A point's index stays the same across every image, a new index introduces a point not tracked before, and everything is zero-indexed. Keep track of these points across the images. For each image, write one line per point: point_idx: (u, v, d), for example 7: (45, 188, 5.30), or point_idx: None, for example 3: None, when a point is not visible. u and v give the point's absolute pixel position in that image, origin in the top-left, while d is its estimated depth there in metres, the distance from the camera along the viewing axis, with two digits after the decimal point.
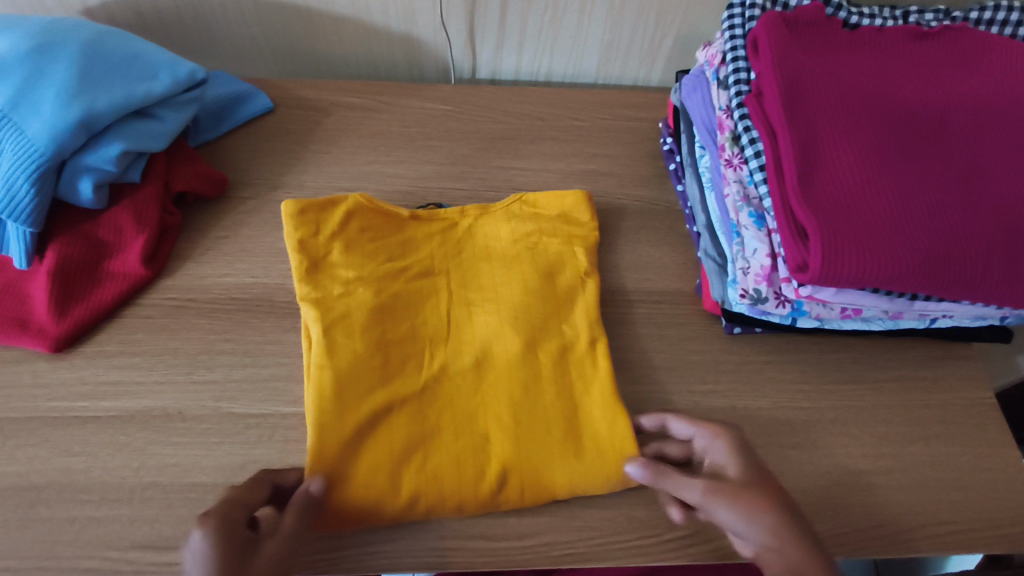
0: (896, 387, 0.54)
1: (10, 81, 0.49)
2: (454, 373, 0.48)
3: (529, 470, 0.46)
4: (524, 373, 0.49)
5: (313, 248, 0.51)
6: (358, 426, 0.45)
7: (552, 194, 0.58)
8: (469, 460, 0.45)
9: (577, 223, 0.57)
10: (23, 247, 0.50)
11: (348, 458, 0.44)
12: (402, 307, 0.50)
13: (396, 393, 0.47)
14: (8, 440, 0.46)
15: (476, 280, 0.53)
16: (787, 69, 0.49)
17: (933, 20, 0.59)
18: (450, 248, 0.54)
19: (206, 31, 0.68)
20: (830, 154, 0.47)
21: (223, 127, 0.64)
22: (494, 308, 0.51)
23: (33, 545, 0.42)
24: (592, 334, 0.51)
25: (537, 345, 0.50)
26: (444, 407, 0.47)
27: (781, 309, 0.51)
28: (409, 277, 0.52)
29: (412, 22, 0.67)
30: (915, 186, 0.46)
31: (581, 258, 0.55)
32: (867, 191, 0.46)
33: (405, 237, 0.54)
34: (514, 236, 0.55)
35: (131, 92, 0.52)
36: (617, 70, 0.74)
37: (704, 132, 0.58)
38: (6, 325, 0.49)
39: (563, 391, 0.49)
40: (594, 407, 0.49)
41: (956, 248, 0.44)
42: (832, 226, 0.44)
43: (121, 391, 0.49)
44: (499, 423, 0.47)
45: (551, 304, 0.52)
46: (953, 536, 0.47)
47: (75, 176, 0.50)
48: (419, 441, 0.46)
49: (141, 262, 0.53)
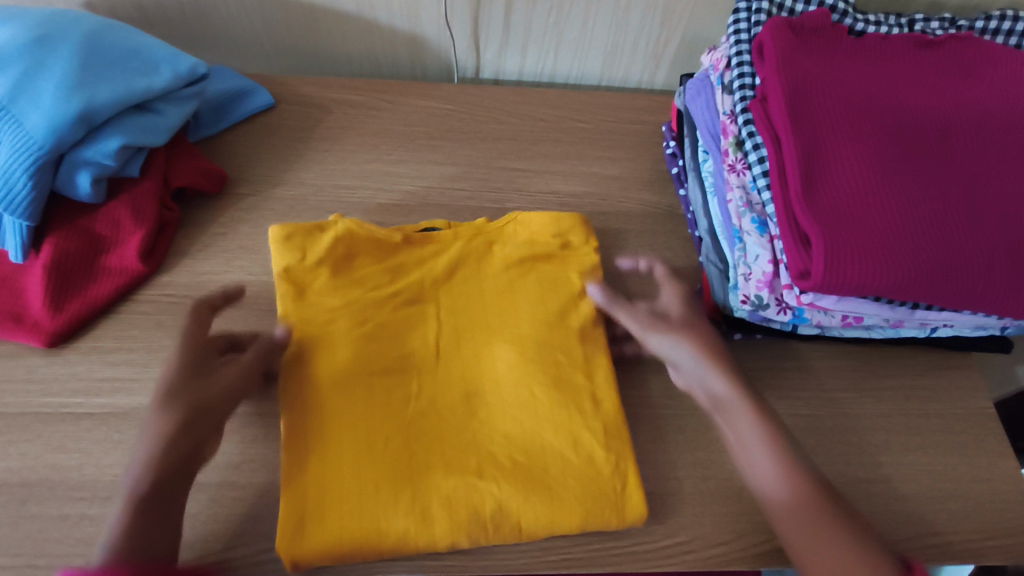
0: (896, 396, 0.54)
1: (9, 73, 0.48)
2: (443, 404, 0.47)
3: (524, 508, 0.44)
4: (519, 400, 0.48)
5: (299, 276, 0.51)
6: (344, 459, 0.44)
7: (548, 216, 0.56)
8: (461, 498, 0.44)
9: (573, 246, 0.56)
10: (20, 240, 0.50)
11: (338, 481, 0.43)
12: (389, 335, 0.50)
13: (384, 425, 0.46)
14: (0, 436, 0.45)
15: (467, 306, 0.52)
16: (788, 93, 0.49)
17: (938, 29, 0.59)
18: (441, 272, 0.53)
19: (208, 26, 0.67)
20: (833, 181, 0.46)
21: (223, 123, 0.63)
22: (485, 336, 0.51)
23: (23, 543, 0.42)
24: (587, 365, 0.50)
25: (530, 372, 0.49)
26: (434, 441, 0.46)
27: (781, 315, 0.51)
28: (398, 304, 0.51)
29: (416, 21, 0.67)
30: (921, 210, 0.45)
31: (575, 285, 0.54)
32: (872, 220, 0.45)
33: (396, 263, 0.53)
34: (507, 262, 0.54)
35: (132, 86, 0.52)
36: (621, 73, 0.74)
37: (708, 137, 0.58)
38: (1, 319, 0.49)
39: (559, 424, 0.47)
40: (590, 442, 0.47)
41: (958, 273, 0.44)
42: (838, 256, 0.43)
43: (117, 387, 0.48)
44: (490, 457, 0.46)
45: (546, 332, 0.51)
46: (951, 547, 0.47)
47: (74, 170, 0.50)
48: (407, 474, 0.44)
49: (139, 257, 0.52)
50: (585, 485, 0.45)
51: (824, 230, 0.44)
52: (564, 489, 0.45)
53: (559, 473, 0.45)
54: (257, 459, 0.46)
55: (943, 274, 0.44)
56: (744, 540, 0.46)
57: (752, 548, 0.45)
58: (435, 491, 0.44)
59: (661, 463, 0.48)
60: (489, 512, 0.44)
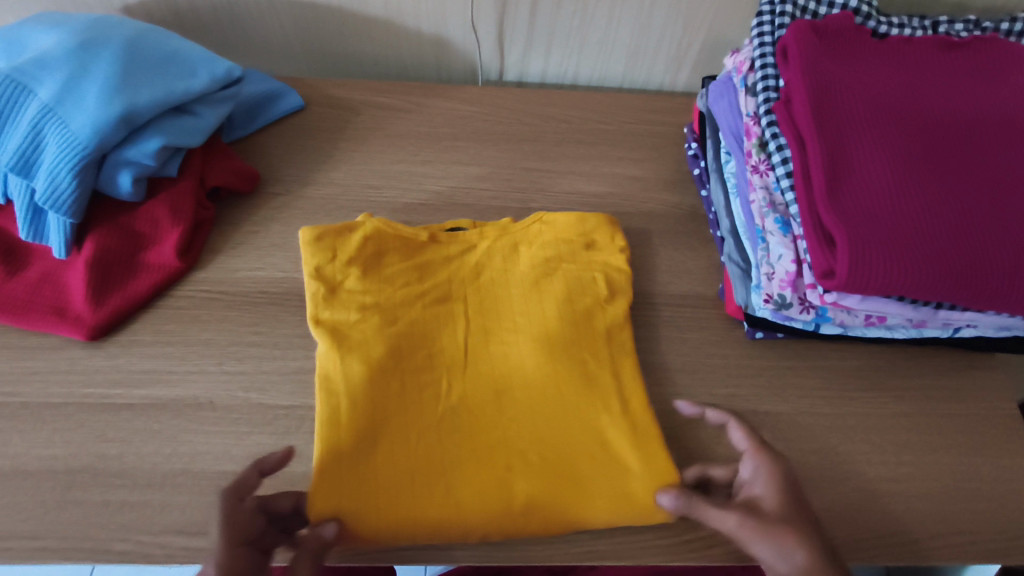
0: (918, 396, 0.54)
1: (56, 76, 0.50)
2: (472, 402, 0.48)
3: (553, 505, 0.45)
4: (546, 399, 0.48)
5: (330, 276, 0.52)
6: (375, 455, 0.45)
7: (573, 217, 0.57)
8: (489, 494, 0.45)
9: (598, 246, 0.57)
10: (63, 238, 0.52)
11: (370, 477, 0.44)
12: (419, 334, 0.51)
13: (415, 423, 0.47)
14: (46, 425, 0.47)
15: (494, 306, 0.53)
16: (813, 99, 0.49)
17: (963, 30, 0.59)
18: (468, 273, 0.54)
19: (241, 30, 0.69)
20: (860, 187, 0.47)
21: (255, 124, 0.65)
22: (512, 335, 0.51)
23: (68, 526, 0.43)
24: (614, 363, 0.51)
25: (557, 371, 0.49)
26: (464, 438, 0.46)
27: (804, 315, 0.51)
28: (426, 303, 0.52)
29: (443, 24, 0.68)
30: (947, 214, 0.45)
31: (601, 284, 0.54)
32: (901, 225, 0.45)
33: (423, 261, 0.54)
34: (532, 262, 0.55)
35: (171, 89, 0.54)
36: (643, 74, 0.74)
37: (731, 138, 0.58)
38: (45, 312, 0.51)
39: (585, 422, 0.48)
40: (620, 439, 0.47)
41: (984, 275, 0.44)
42: (864, 261, 0.44)
43: (154, 379, 0.50)
44: (520, 454, 0.46)
45: (571, 332, 0.51)
46: (974, 547, 0.47)
47: (116, 169, 0.52)
48: (438, 470, 0.45)
49: (176, 254, 0.54)
50: (612, 483, 0.46)
51: (852, 236, 0.44)
52: (592, 486, 0.45)
53: (586, 471, 0.46)
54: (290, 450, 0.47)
55: (968, 277, 0.44)
56: None
57: None
58: (465, 488, 0.45)
59: (685, 460, 0.49)
60: (518, 508, 0.44)
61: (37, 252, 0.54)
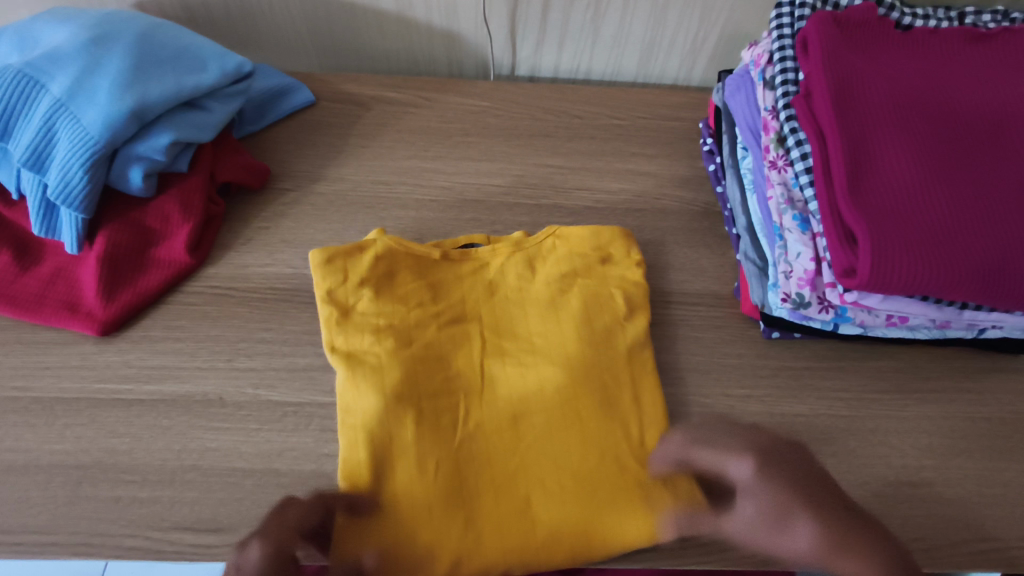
0: (940, 398, 0.53)
1: (68, 71, 0.50)
2: (490, 430, 0.46)
3: (575, 539, 0.43)
4: (569, 429, 0.47)
5: (342, 297, 0.50)
6: (393, 484, 0.43)
7: (588, 230, 0.56)
8: (511, 526, 0.43)
9: (613, 258, 0.55)
10: (74, 233, 0.52)
11: (388, 511, 0.43)
12: (436, 357, 0.49)
13: (432, 451, 0.45)
14: (58, 419, 0.47)
15: (510, 327, 0.51)
16: (837, 96, 0.48)
17: (990, 22, 0.57)
18: (482, 291, 0.53)
19: (252, 26, 0.69)
20: (888, 190, 0.45)
21: (266, 119, 0.65)
22: (530, 358, 0.50)
23: (78, 522, 0.43)
24: (634, 389, 0.49)
25: (576, 397, 0.48)
26: (484, 467, 0.45)
27: (824, 314, 0.50)
28: (441, 324, 0.50)
29: (454, 18, 0.68)
30: (974, 215, 0.44)
31: (618, 301, 0.53)
32: (930, 231, 0.43)
33: (436, 280, 0.53)
34: (548, 280, 0.53)
35: (181, 83, 0.54)
36: (658, 69, 0.73)
37: (748, 133, 0.57)
38: (57, 308, 0.51)
39: (607, 450, 0.46)
40: (640, 471, 0.46)
41: (1011, 278, 0.43)
42: (889, 262, 0.42)
43: (165, 375, 0.50)
44: (540, 484, 0.45)
45: (589, 353, 0.50)
46: (999, 554, 0.46)
47: (126, 164, 0.52)
48: (458, 500, 0.43)
49: (186, 249, 0.54)
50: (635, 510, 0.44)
51: (878, 240, 0.43)
52: (615, 518, 0.44)
53: (609, 498, 0.45)
54: (297, 447, 0.47)
55: (994, 278, 0.43)
56: None
57: None
58: (486, 521, 0.43)
59: None
60: (540, 541, 0.43)
61: (51, 248, 0.54)
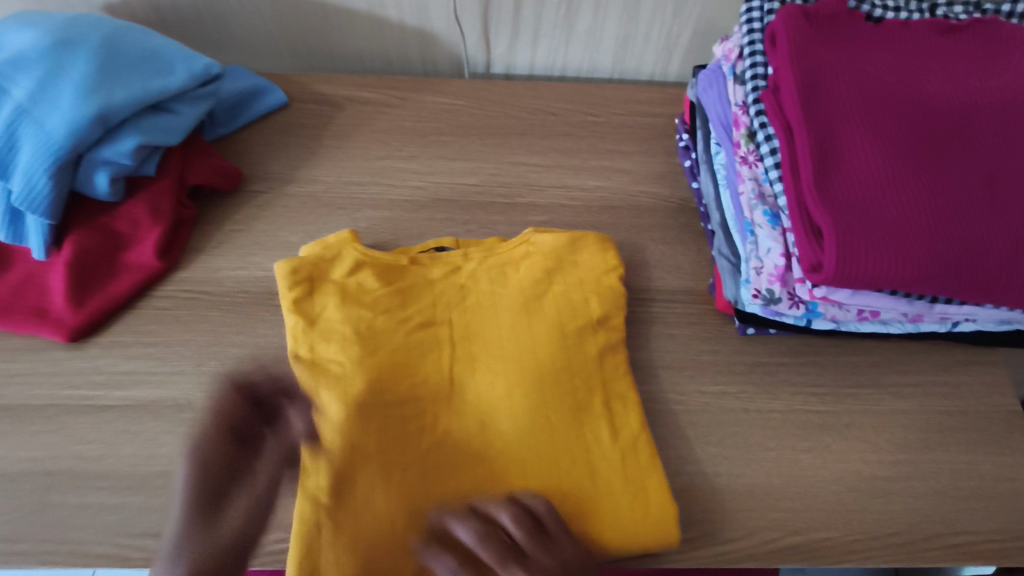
0: (915, 392, 0.52)
1: (31, 75, 0.50)
2: (457, 437, 0.46)
3: None
4: (539, 438, 0.46)
5: (309, 308, 0.50)
6: (361, 496, 0.43)
7: (563, 237, 0.55)
8: None
9: (585, 264, 0.55)
10: (41, 239, 0.51)
11: (350, 522, 0.42)
12: (403, 364, 0.48)
13: (400, 460, 0.45)
14: (26, 428, 0.47)
15: (480, 332, 0.50)
16: (803, 90, 0.48)
17: (961, 13, 0.57)
18: (454, 295, 0.52)
19: (224, 28, 0.69)
20: (855, 185, 0.45)
21: (238, 121, 0.64)
22: (500, 364, 0.49)
23: (48, 529, 0.43)
24: (605, 393, 0.48)
25: (544, 405, 0.47)
26: (449, 474, 0.45)
27: (794, 310, 0.50)
28: (409, 329, 0.50)
29: (426, 16, 0.67)
30: (940, 207, 0.44)
31: (593, 306, 0.52)
32: (894, 225, 0.43)
33: (404, 286, 0.52)
34: (522, 284, 0.53)
35: (148, 87, 0.53)
36: (634, 65, 0.73)
37: (721, 129, 0.57)
38: (25, 315, 0.51)
39: (575, 455, 0.46)
40: (607, 475, 0.45)
41: (979, 272, 0.43)
42: (853, 257, 0.42)
43: (135, 381, 0.49)
44: (506, 492, 0.44)
45: (561, 358, 0.49)
46: (972, 547, 0.46)
47: (93, 169, 0.51)
48: (424, 508, 0.43)
49: (156, 254, 0.54)
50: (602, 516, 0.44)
51: (843, 237, 0.42)
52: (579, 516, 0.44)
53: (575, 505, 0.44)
54: None
55: (958, 270, 0.43)
56: (756, 537, 0.45)
57: (762, 546, 0.45)
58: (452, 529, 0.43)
59: (672, 459, 0.48)
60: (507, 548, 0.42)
61: (19, 254, 0.54)
